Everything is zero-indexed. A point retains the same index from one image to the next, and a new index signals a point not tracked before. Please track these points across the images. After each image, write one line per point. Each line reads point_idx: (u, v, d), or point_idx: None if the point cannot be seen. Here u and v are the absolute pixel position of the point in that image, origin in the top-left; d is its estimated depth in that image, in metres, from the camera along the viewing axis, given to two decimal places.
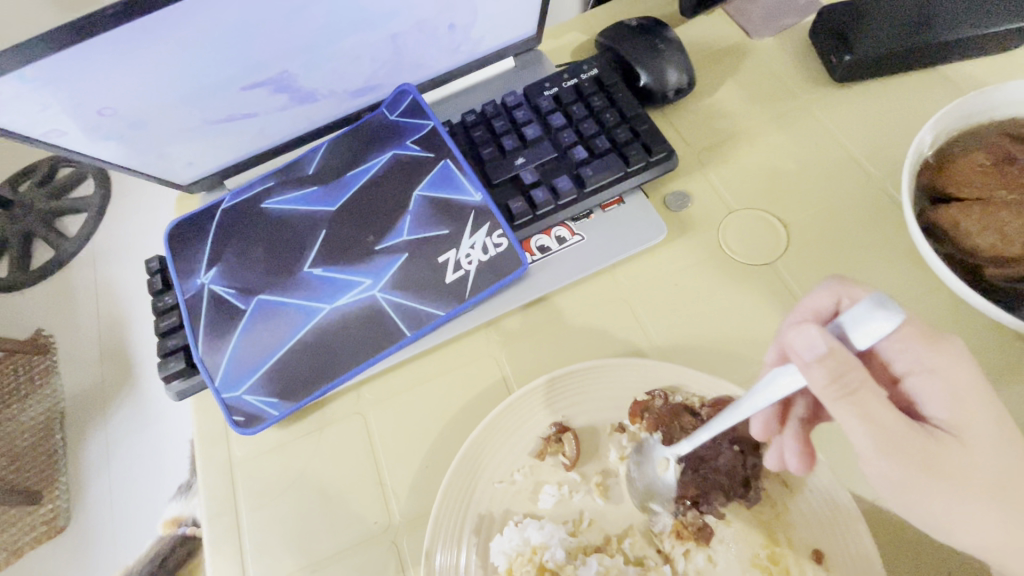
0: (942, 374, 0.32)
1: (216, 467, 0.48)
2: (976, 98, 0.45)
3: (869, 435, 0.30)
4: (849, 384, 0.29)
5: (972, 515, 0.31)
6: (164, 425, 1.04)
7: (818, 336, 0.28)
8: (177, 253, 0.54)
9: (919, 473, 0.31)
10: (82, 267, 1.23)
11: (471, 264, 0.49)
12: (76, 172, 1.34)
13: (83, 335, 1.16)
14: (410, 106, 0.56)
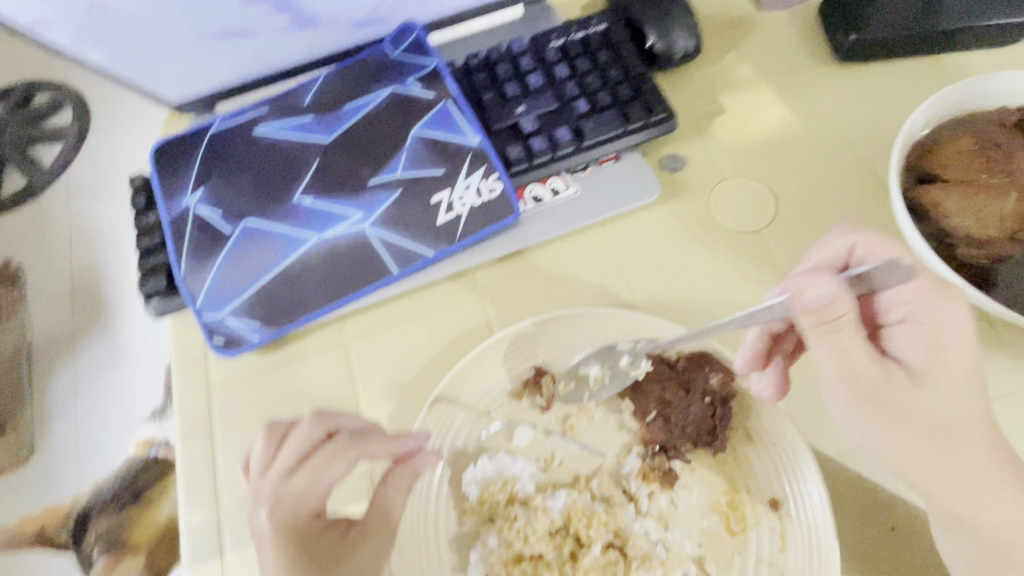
0: (927, 328, 0.37)
1: (193, 388, 0.48)
2: (971, 85, 0.46)
3: (828, 364, 0.35)
4: (836, 326, 0.33)
5: (908, 452, 0.36)
6: (139, 364, 0.94)
7: (829, 287, 0.33)
8: (162, 172, 0.52)
9: (868, 405, 0.35)
10: (57, 203, 1.06)
11: (464, 207, 0.49)
12: (54, 95, 1.12)
13: (55, 264, 1.02)
14: (414, 43, 0.55)
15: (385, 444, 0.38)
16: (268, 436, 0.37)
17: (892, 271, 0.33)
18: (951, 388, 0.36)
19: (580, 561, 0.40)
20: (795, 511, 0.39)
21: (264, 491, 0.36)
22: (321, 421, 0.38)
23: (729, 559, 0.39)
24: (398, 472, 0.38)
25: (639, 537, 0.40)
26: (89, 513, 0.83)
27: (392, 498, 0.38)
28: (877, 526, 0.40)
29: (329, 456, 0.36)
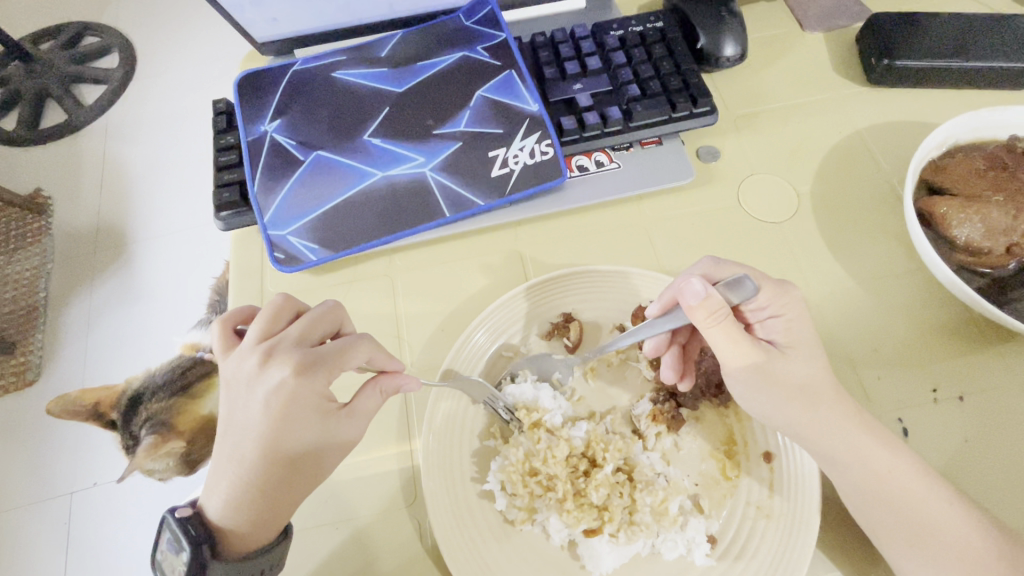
0: (788, 316, 0.42)
1: (249, 296, 0.53)
2: (986, 115, 0.51)
3: (727, 344, 0.40)
4: (721, 316, 0.39)
5: (782, 403, 0.40)
6: (166, 298, 0.90)
7: (700, 287, 0.39)
8: (245, 101, 0.57)
9: (757, 375, 0.41)
10: (94, 137, 1.04)
11: (517, 165, 0.54)
12: (103, 41, 1.12)
13: (87, 193, 0.99)
14: (487, 16, 0.60)
15: (388, 356, 0.42)
16: (287, 303, 0.42)
17: (743, 283, 0.40)
18: (806, 358, 0.42)
19: (590, 478, 0.44)
20: (786, 463, 0.42)
21: (283, 348, 0.39)
22: (338, 312, 0.42)
23: (721, 500, 0.43)
24: (387, 378, 0.42)
25: (645, 467, 0.45)
26: (141, 395, 0.79)
27: (373, 401, 0.41)
28: None
29: (351, 341, 0.40)
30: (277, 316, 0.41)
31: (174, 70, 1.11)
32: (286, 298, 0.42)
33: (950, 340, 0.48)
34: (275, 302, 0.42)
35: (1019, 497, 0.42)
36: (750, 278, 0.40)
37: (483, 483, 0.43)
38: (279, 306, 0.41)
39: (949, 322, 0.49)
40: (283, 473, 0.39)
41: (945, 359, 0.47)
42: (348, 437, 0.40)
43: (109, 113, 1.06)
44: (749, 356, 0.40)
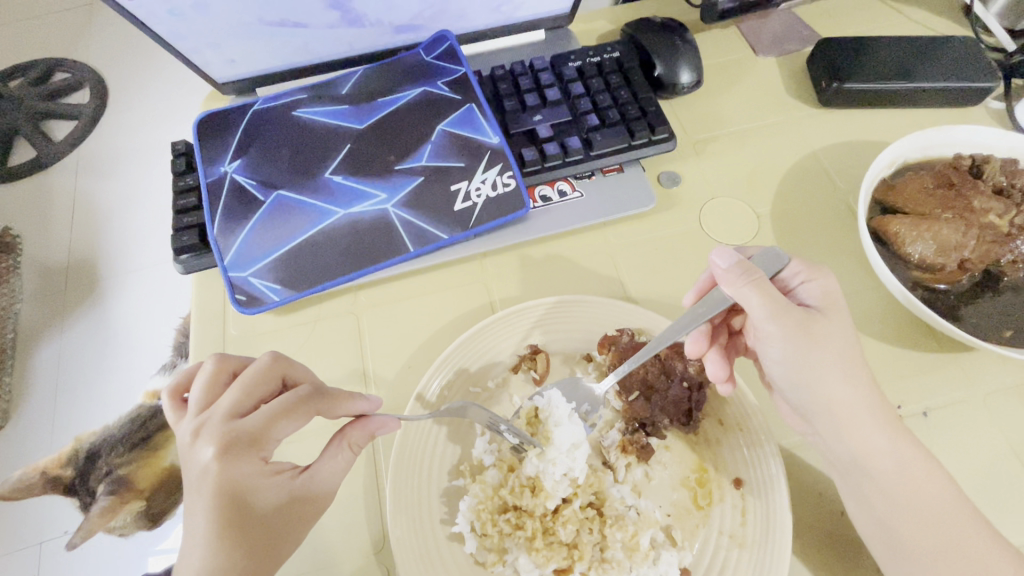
0: (822, 280, 0.42)
1: (211, 340, 0.52)
2: (932, 134, 0.53)
3: (761, 304, 0.39)
4: (754, 272, 0.41)
5: (840, 379, 0.39)
6: (135, 339, 0.88)
7: (731, 254, 0.43)
8: (204, 141, 0.57)
9: (800, 334, 0.39)
10: (61, 173, 1.03)
11: (479, 198, 0.54)
12: (72, 76, 1.12)
13: (52, 232, 0.97)
14: (447, 51, 0.61)
15: (344, 404, 0.41)
16: (220, 366, 0.40)
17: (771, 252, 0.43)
18: (846, 320, 0.40)
19: (559, 515, 0.43)
20: (756, 491, 0.42)
21: (212, 423, 0.36)
22: (277, 366, 0.40)
23: (694, 530, 0.42)
24: (354, 429, 0.41)
25: (616, 500, 0.44)
26: (98, 452, 0.77)
27: (341, 455, 0.41)
28: (830, 512, 0.43)
29: (290, 403, 0.38)
30: (210, 383, 0.39)
31: (143, 105, 1.10)
32: (218, 362, 0.40)
33: (912, 356, 0.49)
34: (207, 368, 0.39)
35: (988, 510, 0.43)
36: (777, 249, 0.43)
37: (453, 525, 0.42)
38: (210, 372, 0.39)
39: (910, 339, 0.50)
40: (251, 557, 0.35)
41: (910, 375, 0.48)
42: (316, 502, 0.39)
43: (77, 148, 1.05)
44: (788, 315, 0.39)
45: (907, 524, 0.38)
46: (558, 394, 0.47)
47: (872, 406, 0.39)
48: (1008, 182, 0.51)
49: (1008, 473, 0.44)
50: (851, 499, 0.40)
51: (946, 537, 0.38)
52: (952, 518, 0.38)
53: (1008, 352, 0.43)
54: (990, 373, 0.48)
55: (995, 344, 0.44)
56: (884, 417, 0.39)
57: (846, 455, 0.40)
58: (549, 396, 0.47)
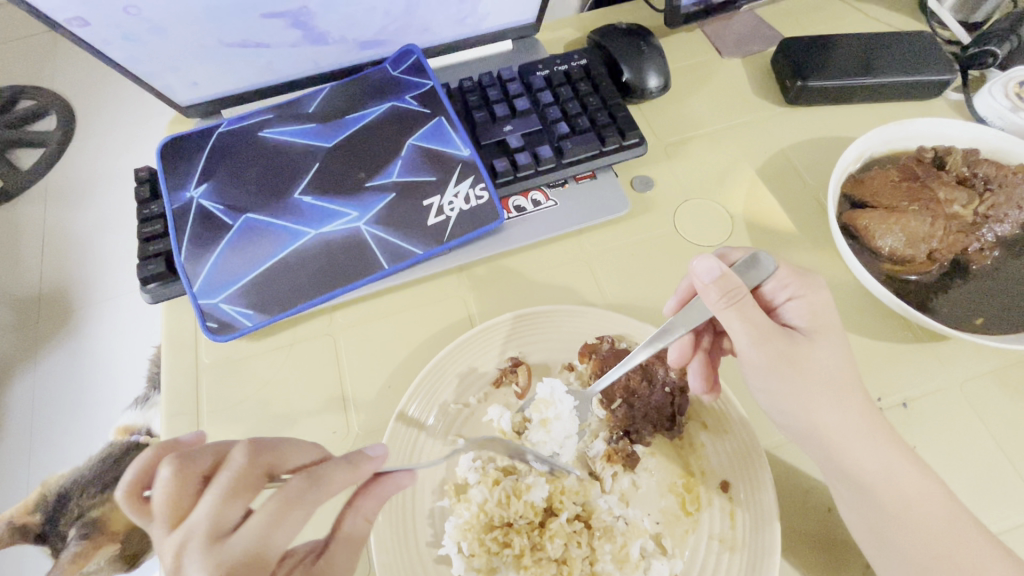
0: (809, 298, 0.41)
1: (182, 370, 0.50)
2: (895, 128, 0.54)
3: (743, 328, 0.39)
4: (737, 296, 0.40)
5: (828, 400, 0.39)
6: (109, 372, 0.86)
7: (715, 265, 0.40)
8: (167, 166, 0.55)
9: (783, 362, 0.39)
10: (28, 203, 1.00)
11: (452, 211, 0.53)
12: (37, 103, 1.10)
13: (21, 265, 0.95)
14: (414, 65, 0.61)
15: (346, 481, 0.34)
16: (181, 470, 0.31)
17: (758, 262, 0.43)
18: (831, 341, 0.40)
19: (546, 529, 0.43)
20: (742, 493, 0.42)
21: (197, 544, 0.30)
22: (257, 457, 0.33)
23: (683, 536, 0.42)
24: (365, 499, 0.36)
25: (603, 512, 0.43)
26: (67, 495, 0.74)
27: (359, 530, 0.35)
28: (817, 509, 0.43)
29: (289, 499, 0.31)
30: (175, 495, 0.31)
31: (110, 129, 1.08)
32: (177, 468, 0.31)
33: (890, 348, 0.49)
34: (165, 476, 0.31)
35: (970, 498, 0.43)
36: (765, 256, 0.43)
37: (439, 547, 0.41)
38: (174, 480, 0.31)
39: (887, 330, 0.50)
40: None
41: (888, 367, 0.48)
42: None
43: (43, 176, 1.03)
44: (770, 342, 0.39)
45: (893, 518, 0.38)
46: (562, 387, 0.47)
47: (862, 420, 0.39)
48: (970, 171, 0.52)
49: (988, 461, 0.44)
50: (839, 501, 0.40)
51: (934, 529, 0.38)
52: (941, 509, 0.38)
53: (981, 341, 0.43)
54: (965, 362, 0.48)
55: (967, 333, 0.45)
56: (871, 428, 0.39)
57: (832, 469, 0.40)
58: (553, 386, 0.47)
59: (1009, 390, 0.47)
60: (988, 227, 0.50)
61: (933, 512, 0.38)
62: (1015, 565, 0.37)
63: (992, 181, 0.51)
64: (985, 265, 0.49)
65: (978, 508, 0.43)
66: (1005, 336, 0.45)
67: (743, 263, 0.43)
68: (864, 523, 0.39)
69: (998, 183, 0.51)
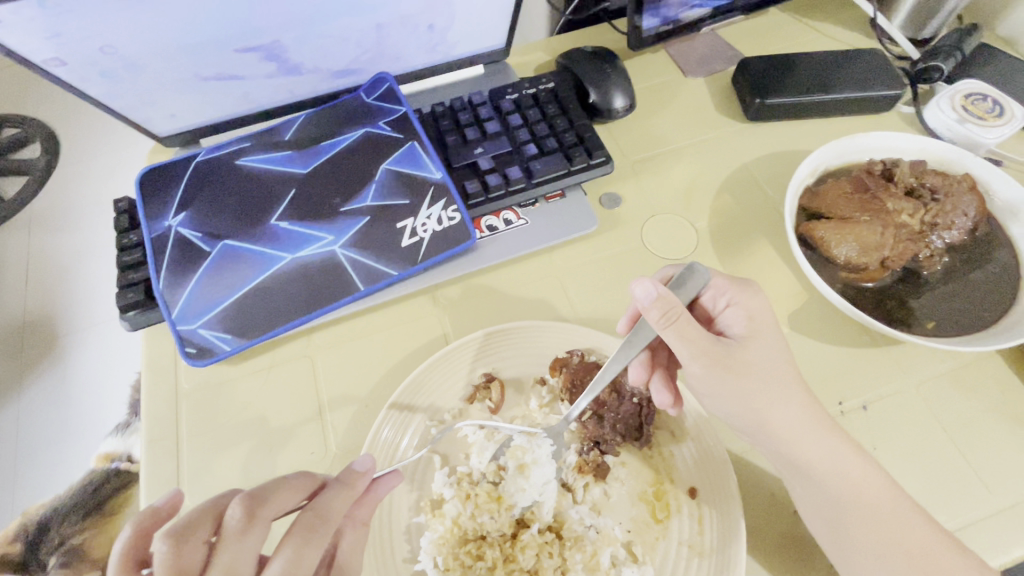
0: (744, 304, 0.45)
1: (162, 396, 0.51)
2: (847, 142, 0.57)
3: (681, 346, 0.42)
4: (674, 316, 0.42)
5: (773, 398, 0.41)
6: (89, 401, 0.89)
7: (652, 287, 0.42)
8: (146, 196, 0.57)
9: (726, 369, 0.41)
10: (13, 232, 1.06)
11: (426, 233, 0.55)
12: (22, 132, 1.15)
13: (10, 296, 0.99)
14: (387, 92, 0.63)
15: (344, 499, 0.36)
16: (186, 537, 0.31)
17: (693, 272, 0.45)
18: (769, 343, 0.43)
19: (518, 540, 0.44)
20: (709, 498, 0.43)
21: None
22: (259, 508, 0.33)
23: (654, 544, 0.43)
24: (361, 508, 0.38)
25: (574, 522, 0.44)
26: (48, 524, 0.79)
27: (360, 539, 0.38)
28: (784, 514, 0.45)
29: (307, 535, 0.33)
30: (184, 565, 0.30)
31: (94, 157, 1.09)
32: (179, 538, 0.30)
33: (848, 353, 0.51)
34: (169, 551, 0.30)
35: (928, 496, 0.44)
36: (698, 266, 0.45)
37: (415, 563, 0.42)
38: (179, 551, 0.30)
39: (845, 336, 0.52)
40: None
41: (847, 371, 0.50)
42: None
43: (31, 204, 1.08)
44: (709, 355, 0.42)
45: (853, 520, 0.39)
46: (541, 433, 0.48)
47: (806, 415, 0.42)
48: (918, 182, 0.55)
49: (944, 460, 0.46)
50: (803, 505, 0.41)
51: (893, 530, 0.39)
52: (898, 509, 0.40)
53: (930, 344, 0.45)
54: (919, 364, 0.50)
55: (917, 336, 0.47)
56: (820, 427, 0.41)
57: (783, 460, 0.42)
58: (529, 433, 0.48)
59: (963, 391, 0.49)
60: (937, 235, 0.52)
61: (892, 513, 0.40)
62: (970, 562, 0.38)
63: (938, 192, 0.54)
64: (936, 270, 0.52)
65: (938, 507, 0.44)
66: (956, 339, 0.47)
67: (678, 278, 0.45)
68: (827, 525, 0.40)
69: (943, 193, 0.53)
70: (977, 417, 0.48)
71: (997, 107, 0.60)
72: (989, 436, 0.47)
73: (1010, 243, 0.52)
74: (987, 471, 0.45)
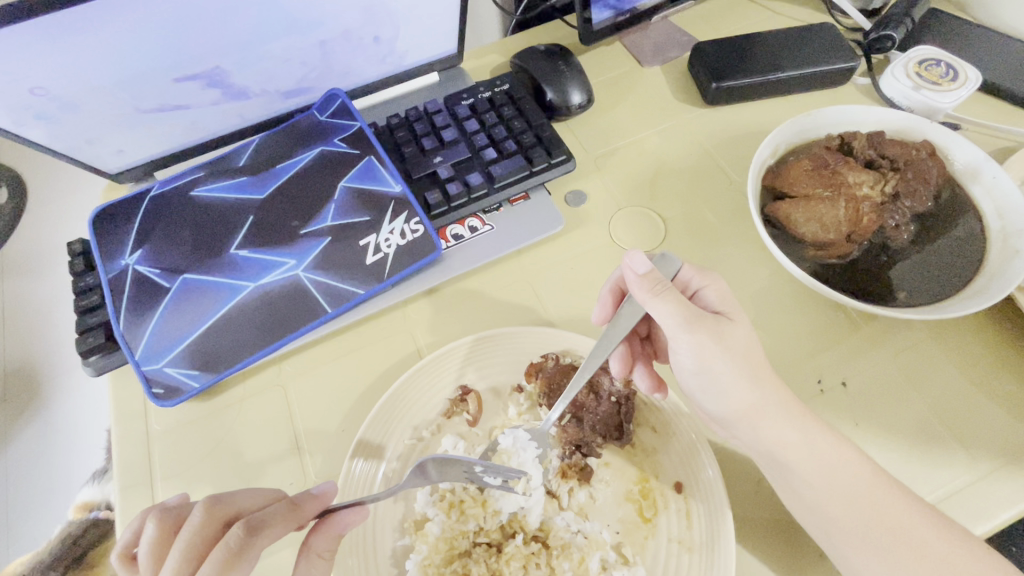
0: (718, 285, 0.45)
1: (133, 440, 0.49)
2: (806, 119, 0.56)
3: (673, 314, 0.41)
4: (663, 287, 0.42)
5: (745, 385, 0.41)
6: (67, 451, 0.89)
7: (646, 259, 0.43)
8: (100, 236, 0.55)
9: (710, 342, 0.41)
10: None
11: (390, 248, 0.54)
12: None
13: None
14: (339, 108, 0.62)
15: (288, 519, 0.35)
16: (163, 523, 0.35)
17: (664, 258, 0.46)
18: (741, 324, 0.43)
19: (503, 553, 0.43)
20: (693, 491, 0.43)
21: None
22: (213, 511, 0.35)
23: (644, 543, 0.42)
24: (317, 537, 0.37)
25: (560, 529, 0.44)
26: None
27: (316, 567, 0.37)
28: (771, 502, 0.44)
29: (232, 549, 0.32)
30: (156, 548, 0.34)
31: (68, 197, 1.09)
32: (156, 522, 0.35)
33: (823, 330, 0.51)
34: (148, 531, 0.34)
35: (911, 470, 0.44)
36: (667, 254, 0.46)
37: None
38: (155, 532, 0.34)
39: (818, 313, 0.52)
40: None
41: (823, 350, 0.50)
42: None
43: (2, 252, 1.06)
44: (699, 323, 0.41)
45: (837, 502, 0.39)
46: (526, 434, 0.47)
47: (776, 398, 0.41)
48: (877, 154, 0.55)
49: (924, 432, 0.46)
50: (787, 495, 0.41)
51: (878, 510, 0.39)
52: (881, 488, 0.39)
53: (901, 314, 0.45)
54: (894, 335, 0.50)
55: (888, 307, 0.47)
56: (794, 412, 0.41)
57: (765, 450, 0.41)
58: (515, 435, 0.47)
59: (938, 358, 0.49)
60: (900, 204, 0.53)
61: (876, 493, 0.39)
62: (956, 534, 0.38)
63: (897, 161, 0.54)
64: (903, 240, 0.51)
65: (922, 479, 0.44)
66: (930, 306, 0.47)
67: (658, 258, 0.46)
68: (816, 512, 0.39)
69: (902, 162, 0.53)
70: (954, 384, 0.48)
71: (951, 71, 0.60)
72: (967, 402, 0.47)
73: (973, 204, 0.52)
74: (968, 438, 0.45)
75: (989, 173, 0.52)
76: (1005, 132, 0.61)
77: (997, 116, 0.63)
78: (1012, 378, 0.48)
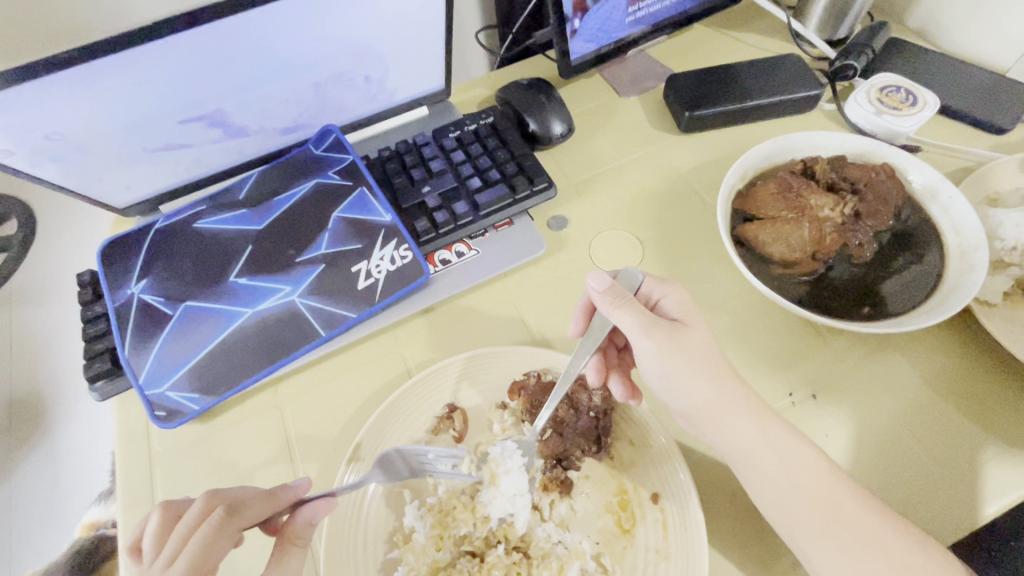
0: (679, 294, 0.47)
1: (136, 461, 0.51)
2: (772, 144, 0.60)
3: (635, 321, 0.44)
4: (624, 298, 0.45)
5: (712, 398, 0.43)
6: (69, 475, 0.91)
7: (605, 276, 0.46)
8: (107, 268, 0.58)
9: (670, 345, 0.44)
10: None
11: (380, 273, 0.57)
12: None
13: None
14: (334, 142, 0.65)
15: (266, 503, 0.39)
16: (166, 514, 0.38)
17: (630, 273, 0.49)
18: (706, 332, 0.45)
19: (485, 562, 0.45)
20: (668, 501, 0.45)
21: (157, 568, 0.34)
22: (211, 498, 0.38)
23: (622, 553, 0.44)
24: (291, 525, 0.40)
25: (541, 540, 0.46)
26: None
27: (291, 556, 0.39)
28: (745, 512, 0.46)
29: (217, 525, 0.36)
30: (159, 535, 0.37)
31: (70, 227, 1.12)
32: (160, 512, 0.38)
33: (794, 345, 0.53)
34: (152, 522, 0.37)
35: (876, 477, 0.46)
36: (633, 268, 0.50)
37: None
38: (158, 522, 0.37)
39: (787, 328, 0.54)
40: None
41: (792, 363, 0.52)
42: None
43: (10, 282, 1.10)
44: (660, 328, 0.44)
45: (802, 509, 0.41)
46: (513, 444, 0.49)
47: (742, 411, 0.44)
48: (839, 176, 0.58)
49: (890, 441, 0.48)
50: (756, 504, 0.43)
51: (842, 516, 0.40)
52: (844, 495, 0.41)
53: (863, 328, 0.48)
54: (861, 349, 0.53)
55: (848, 322, 0.49)
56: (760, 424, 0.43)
57: (733, 460, 0.43)
58: (503, 445, 0.49)
59: (903, 368, 0.51)
60: (863, 223, 0.55)
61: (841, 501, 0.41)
62: (915, 537, 0.40)
63: (858, 183, 0.57)
64: (866, 257, 0.54)
65: (888, 486, 0.46)
66: (892, 320, 0.49)
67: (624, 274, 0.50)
68: (782, 520, 0.41)
69: (863, 183, 0.56)
70: (918, 393, 0.50)
71: (910, 97, 0.64)
72: (930, 411, 0.49)
73: (933, 223, 0.55)
74: (930, 445, 0.47)
75: (945, 194, 0.55)
76: (964, 152, 0.64)
77: (956, 137, 0.66)
78: (972, 386, 0.50)
